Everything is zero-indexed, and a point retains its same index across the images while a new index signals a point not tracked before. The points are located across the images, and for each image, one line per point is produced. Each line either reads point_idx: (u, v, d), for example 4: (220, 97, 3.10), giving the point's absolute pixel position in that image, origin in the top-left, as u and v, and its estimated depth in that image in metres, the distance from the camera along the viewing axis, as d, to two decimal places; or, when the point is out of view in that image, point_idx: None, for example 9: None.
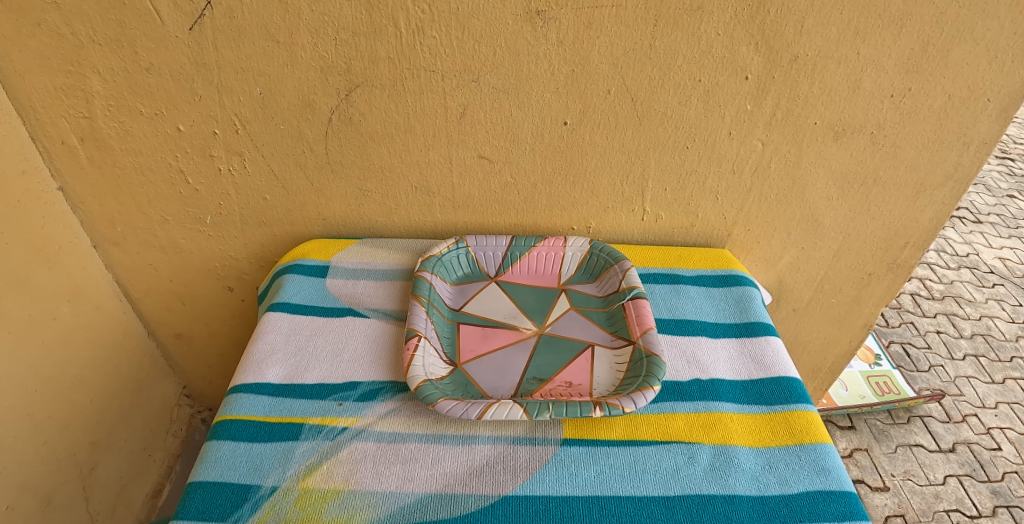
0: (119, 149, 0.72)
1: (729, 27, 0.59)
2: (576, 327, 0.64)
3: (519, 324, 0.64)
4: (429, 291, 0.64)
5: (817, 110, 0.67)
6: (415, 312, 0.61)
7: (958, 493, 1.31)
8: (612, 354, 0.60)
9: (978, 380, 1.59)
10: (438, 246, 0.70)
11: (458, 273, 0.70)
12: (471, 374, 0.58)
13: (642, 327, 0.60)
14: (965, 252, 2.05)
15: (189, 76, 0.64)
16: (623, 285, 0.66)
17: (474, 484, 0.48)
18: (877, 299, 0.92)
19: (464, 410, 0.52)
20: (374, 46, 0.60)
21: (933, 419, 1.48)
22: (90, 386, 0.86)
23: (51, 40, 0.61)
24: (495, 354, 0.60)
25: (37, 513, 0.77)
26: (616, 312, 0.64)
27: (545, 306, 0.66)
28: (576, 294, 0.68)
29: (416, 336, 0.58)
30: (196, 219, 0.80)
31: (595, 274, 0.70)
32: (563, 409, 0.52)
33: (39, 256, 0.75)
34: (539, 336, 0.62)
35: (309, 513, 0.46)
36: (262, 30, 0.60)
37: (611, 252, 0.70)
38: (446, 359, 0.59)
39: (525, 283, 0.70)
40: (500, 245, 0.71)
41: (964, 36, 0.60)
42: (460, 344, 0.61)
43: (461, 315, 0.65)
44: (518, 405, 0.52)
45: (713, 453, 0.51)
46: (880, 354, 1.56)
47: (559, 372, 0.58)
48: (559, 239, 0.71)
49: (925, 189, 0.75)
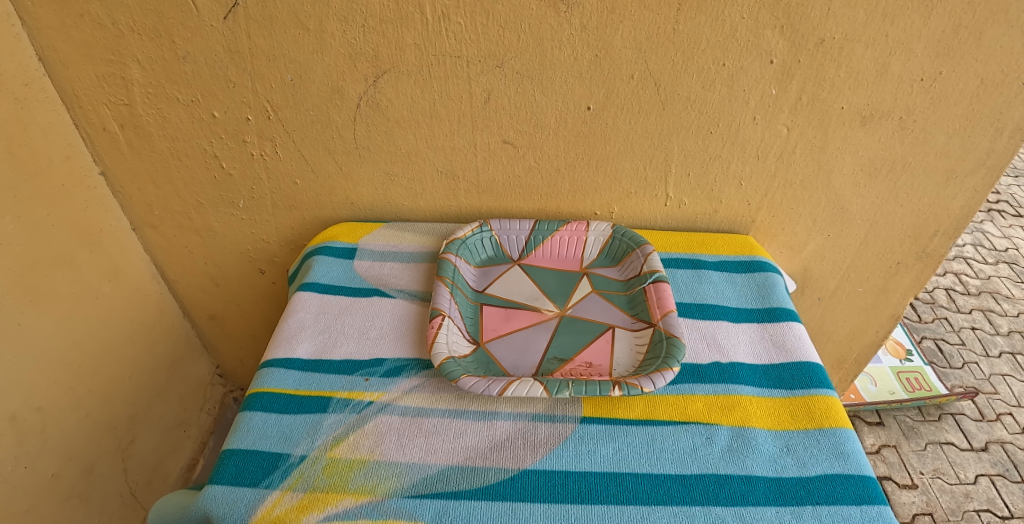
0: (157, 135, 0.75)
1: (753, 10, 0.59)
2: (597, 309, 0.64)
3: (541, 306, 0.65)
4: (453, 273, 0.66)
5: (844, 94, 0.66)
6: (439, 293, 0.62)
7: (990, 493, 1.28)
8: (632, 336, 0.61)
9: (1014, 377, 1.55)
10: (462, 230, 0.71)
11: (481, 255, 0.71)
12: (493, 352, 0.60)
13: (662, 309, 0.61)
14: (1003, 246, 1.99)
15: (223, 64, 0.66)
16: (645, 269, 0.66)
17: (494, 458, 0.50)
18: (905, 289, 0.90)
19: (486, 387, 0.53)
20: (400, 32, 0.62)
21: (965, 417, 1.44)
22: (129, 363, 0.90)
23: (93, 30, 0.65)
24: (517, 334, 0.62)
25: (78, 482, 0.82)
26: (637, 296, 0.65)
27: (565, 288, 0.67)
28: (598, 277, 0.69)
29: (439, 315, 0.60)
30: (230, 203, 0.83)
31: (616, 259, 0.71)
32: (582, 388, 0.53)
33: (83, 237, 0.79)
34: (560, 316, 0.63)
35: (336, 481, 0.48)
36: (293, 18, 0.62)
37: (633, 236, 0.70)
38: (469, 338, 0.61)
39: (547, 266, 0.70)
40: (524, 229, 0.72)
41: (998, 17, 0.59)
42: (484, 324, 0.63)
43: (484, 296, 0.67)
44: (538, 383, 0.53)
45: (730, 435, 0.52)
46: (911, 349, 1.52)
47: (579, 352, 0.59)
48: (582, 223, 0.72)
49: (956, 176, 0.74)
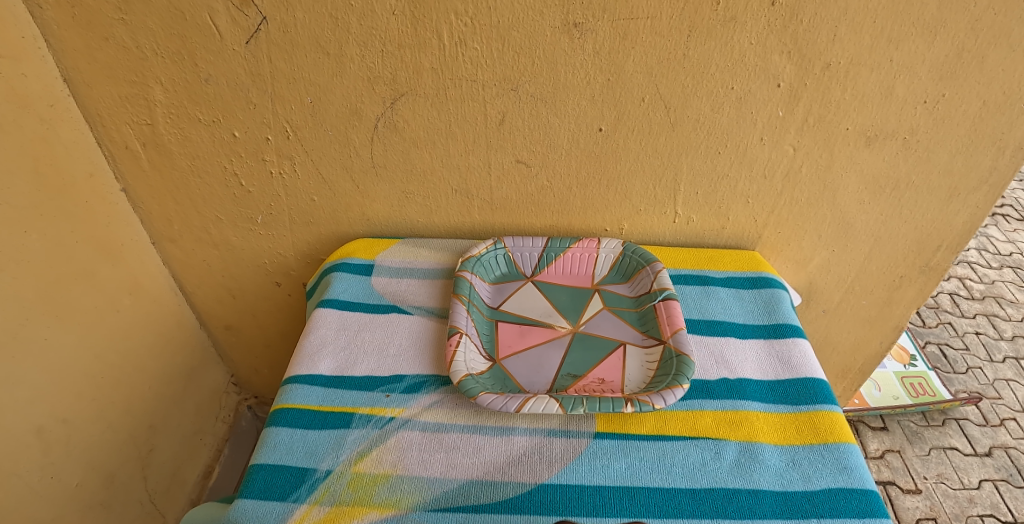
0: (178, 153, 0.77)
1: (761, 36, 0.61)
2: (609, 326, 0.66)
3: (554, 322, 0.67)
4: (469, 290, 0.68)
5: (849, 116, 0.68)
6: (455, 310, 0.64)
7: (993, 498, 1.29)
8: (644, 353, 0.63)
9: (1019, 383, 1.56)
10: (477, 247, 0.73)
11: (496, 272, 0.73)
12: (509, 369, 0.62)
13: (672, 327, 0.63)
14: (1008, 251, 2.00)
15: (245, 86, 0.69)
16: (655, 286, 0.68)
17: (512, 472, 0.52)
18: (909, 301, 0.92)
19: (504, 404, 0.55)
20: (418, 57, 0.64)
21: (970, 422, 1.46)
22: (148, 373, 0.92)
23: (118, 53, 0.67)
24: (532, 351, 0.63)
25: (100, 490, 0.84)
26: (648, 313, 0.67)
27: (578, 305, 0.69)
28: (609, 294, 0.71)
29: (457, 333, 0.62)
30: (248, 218, 0.85)
31: (626, 275, 0.72)
32: (596, 404, 0.55)
33: (105, 252, 0.81)
34: (573, 333, 0.65)
35: (360, 495, 0.50)
36: (314, 43, 0.64)
37: (643, 254, 0.72)
38: (485, 354, 0.63)
39: (560, 283, 0.72)
40: (536, 246, 0.74)
41: (1000, 41, 0.61)
42: (499, 341, 0.65)
43: (499, 313, 0.68)
44: (553, 400, 0.55)
45: (739, 450, 0.54)
46: (914, 354, 1.54)
47: (592, 369, 0.61)
48: (593, 240, 0.74)
49: (959, 192, 0.76)
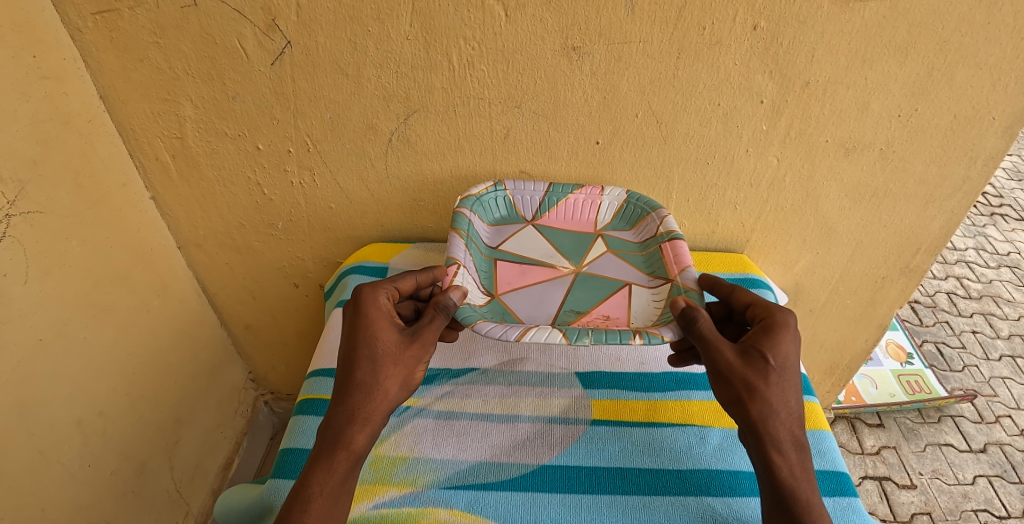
0: (205, 164, 0.83)
1: (745, 58, 0.66)
2: (612, 268, 0.70)
3: (556, 263, 0.70)
4: (468, 227, 0.68)
5: (829, 129, 0.73)
6: (455, 243, 0.64)
7: (988, 493, 1.34)
8: (649, 292, 0.66)
9: (1013, 381, 1.61)
10: (477, 187, 0.74)
11: (495, 214, 0.75)
12: (508, 303, 0.65)
13: (679, 265, 0.65)
14: (1005, 251, 2.05)
15: (269, 103, 0.74)
16: (660, 230, 0.70)
17: (517, 455, 0.57)
18: (892, 301, 0.97)
19: (504, 332, 0.55)
20: (429, 78, 0.69)
21: (965, 419, 1.51)
22: (175, 369, 0.98)
23: (152, 73, 0.72)
24: (532, 289, 0.67)
25: (132, 479, 0.90)
26: (653, 255, 0.69)
27: (579, 250, 0.72)
28: (612, 239, 0.73)
29: (455, 264, 0.61)
30: (269, 224, 0.91)
31: (631, 222, 0.74)
32: (601, 336, 0.55)
33: (137, 256, 0.86)
34: (575, 274, 0.68)
35: (381, 475, 0.56)
36: (333, 65, 0.69)
37: (648, 201, 0.74)
38: (484, 290, 0.66)
39: (560, 227, 0.75)
40: (538, 190, 0.75)
41: (967, 61, 0.66)
42: (499, 278, 0.68)
43: (498, 253, 0.71)
44: (556, 330, 0.55)
45: (722, 435, 0.59)
46: (912, 353, 1.57)
47: (595, 307, 0.64)
48: (596, 187, 0.75)
49: (935, 199, 0.81)
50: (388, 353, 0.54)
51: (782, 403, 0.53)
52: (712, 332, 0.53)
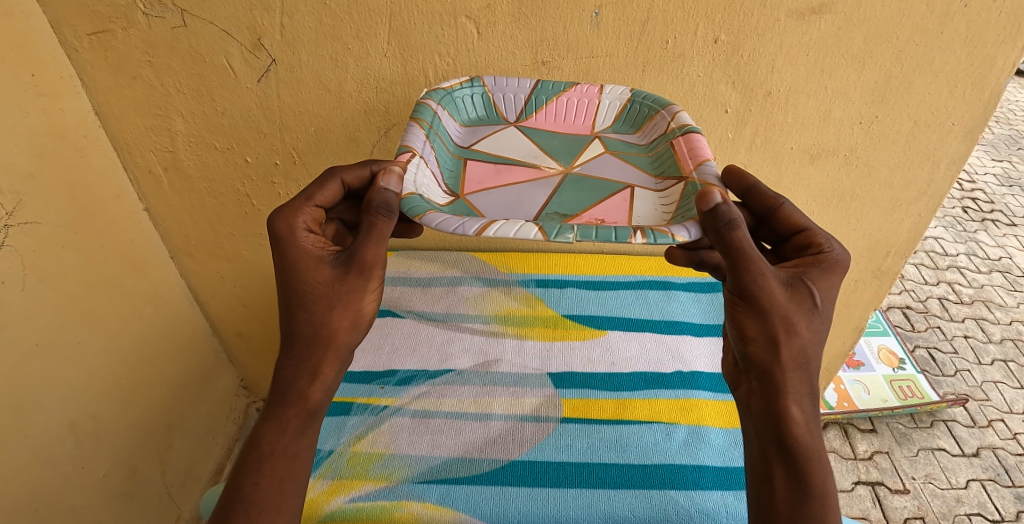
0: (195, 177, 0.86)
1: (708, 70, 0.69)
2: (612, 169, 0.60)
3: (541, 164, 0.61)
4: (432, 119, 0.60)
5: (793, 136, 0.76)
6: (413, 133, 0.57)
7: (981, 497, 1.37)
8: (657, 197, 0.56)
9: (1006, 385, 1.63)
10: (449, 82, 0.65)
11: (471, 114, 0.66)
12: (474, 203, 0.55)
13: (695, 160, 0.56)
14: (997, 255, 2.07)
15: (256, 118, 0.78)
16: (672, 125, 0.61)
17: (488, 451, 0.59)
18: (866, 303, 0.99)
19: (460, 224, 0.47)
20: (408, 92, 0.73)
21: (958, 423, 1.52)
22: (168, 375, 1.00)
23: (144, 90, 0.75)
24: (507, 188, 0.57)
25: (124, 482, 0.92)
26: (662, 156, 0.60)
27: (571, 150, 0.63)
28: (613, 140, 0.64)
29: (409, 153, 0.54)
30: (258, 234, 0.94)
31: (636, 125, 0.66)
32: (591, 232, 0.46)
33: (130, 265, 0.89)
34: (564, 175, 0.59)
35: (358, 470, 0.58)
36: (316, 81, 0.73)
37: (656, 100, 0.65)
38: (446, 189, 0.56)
39: (549, 129, 0.65)
40: (523, 87, 0.66)
41: (923, 69, 0.69)
42: (467, 178, 0.59)
43: (469, 152, 0.62)
44: (528, 224, 0.47)
45: (687, 431, 0.61)
46: (904, 358, 1.56)
47: (587, 209, 0.54)
48: (596, 86, 0.66)
49: (901, 203, 0.84)
50: (322, 294, 0.52)
51: (812, 348, 0.52)
52: (764, 257, 0.48)
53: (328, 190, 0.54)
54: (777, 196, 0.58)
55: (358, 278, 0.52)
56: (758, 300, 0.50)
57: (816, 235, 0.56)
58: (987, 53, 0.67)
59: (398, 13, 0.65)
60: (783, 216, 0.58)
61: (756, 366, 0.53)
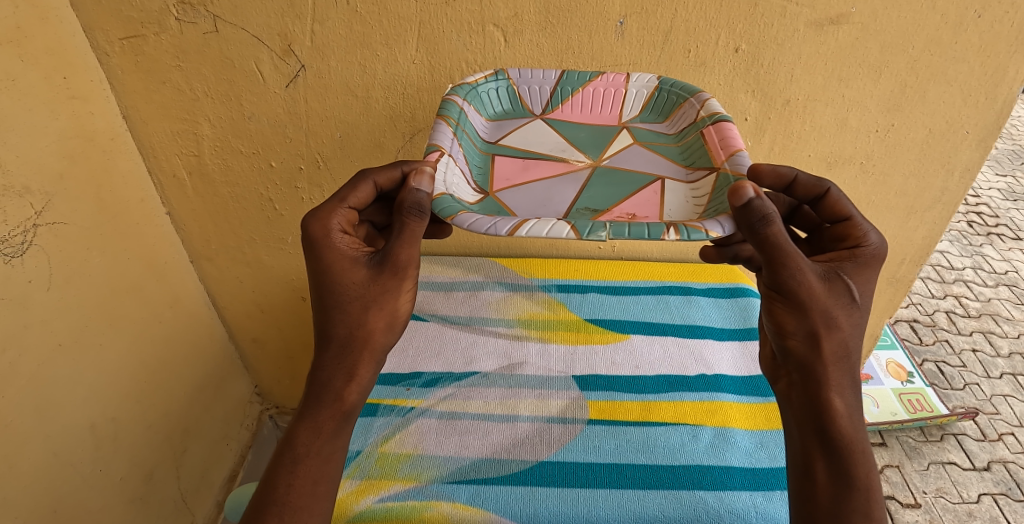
0: (220, 181, 0.87)
1: (728, 78, 0.71)
2: (641, 161, 0.61)
3: (569, 157, 0.62)
4: (459, 114, 0.61)
5: (810, 144, 0.78)
6: (441, 130, 0.57)
7: (993, 511, 1.35)
8: (688, 189, 0.57)
9: (1016, 398, 1.62)
10: (474, 76, 0.66)
11: (495, 108, 0.67)
12: (504, 200, 0.57)
13: (727, 150, 0.57)
14: (1003, 268, 2.08)
15: (283, 123, 0.79)
16: (702, 114, 0.62)
17: (516, 451, 0.60)
18: (880, 311, 1.00)
19: (493, 224, 0.48)
20: (433, 98, 0.74)
21: (968, 437, 1.51)
22: (185, 379, 1.01)
23: (173, 94, 0.77)
24: (535, 185, 0.58)
25: (140, 485, 0.92)
26: (692, 146, 0.61)
27: (599, 142, 0.64)
28: (640, 130, 0.65)
29: (438, 151, 0.55)
30: (279, 239, 0.95)
31: (665, 113, 0.67)
32: (624, 230, 0.47)
33: (152, 268, 0.90)
34: (592, 169, 0.60)
35: (386, 470, 0.59)
36: (344, 87, 0.74)
37: (683, 87, 0.66)
38: (476, 187, 0.58)
39: (576, 121, 0.67)
40: (548, 79, 0.67)
41: (937, 78, 0.70)
42: (496, 174, 0.60)
43: (496, 147, 0.63)
44: (561, 224, 0.48)
45: (713, 433, 0.62)
46: (913, 371, 1.55)
47: (617, 204, 0.55)
48: (622, 74, 0.67)
49: (915, 211, 0.85)
50: (358, 296, 0.52)
51: (853, 340, 0.53)
52: (801, 252, 0.49)
53: (360, 192, 0.55)
54: (823, 182, 0.58)
55: (392, 277, 0.52)
56: (796, 295, 0.51)
57: (855, 226, 0.57)
58: (1000, 62, 0.68)
59: (427, 21, 0.67)
60: (830, 204, 0.58)
61: (795, 360, 0.55)
